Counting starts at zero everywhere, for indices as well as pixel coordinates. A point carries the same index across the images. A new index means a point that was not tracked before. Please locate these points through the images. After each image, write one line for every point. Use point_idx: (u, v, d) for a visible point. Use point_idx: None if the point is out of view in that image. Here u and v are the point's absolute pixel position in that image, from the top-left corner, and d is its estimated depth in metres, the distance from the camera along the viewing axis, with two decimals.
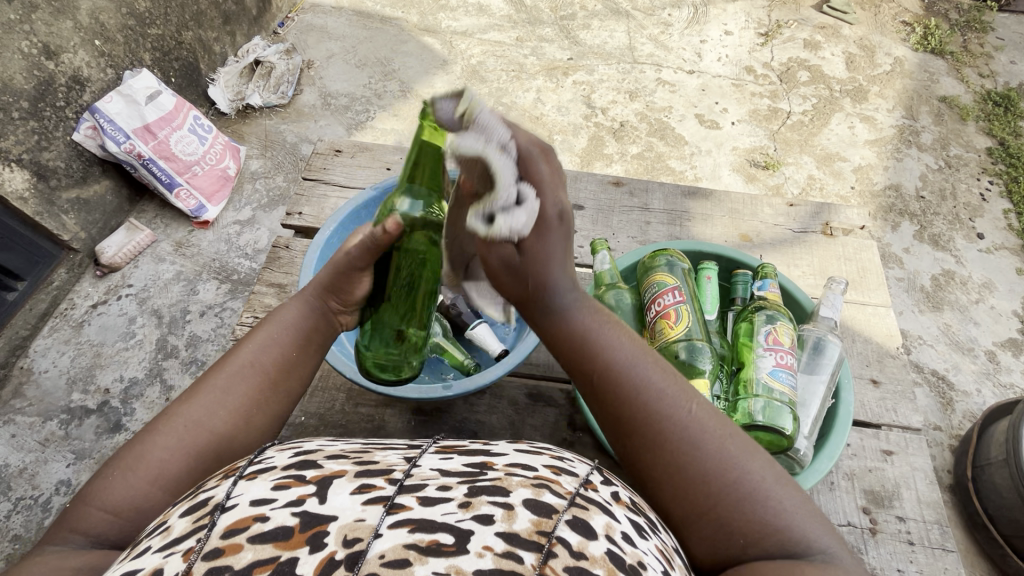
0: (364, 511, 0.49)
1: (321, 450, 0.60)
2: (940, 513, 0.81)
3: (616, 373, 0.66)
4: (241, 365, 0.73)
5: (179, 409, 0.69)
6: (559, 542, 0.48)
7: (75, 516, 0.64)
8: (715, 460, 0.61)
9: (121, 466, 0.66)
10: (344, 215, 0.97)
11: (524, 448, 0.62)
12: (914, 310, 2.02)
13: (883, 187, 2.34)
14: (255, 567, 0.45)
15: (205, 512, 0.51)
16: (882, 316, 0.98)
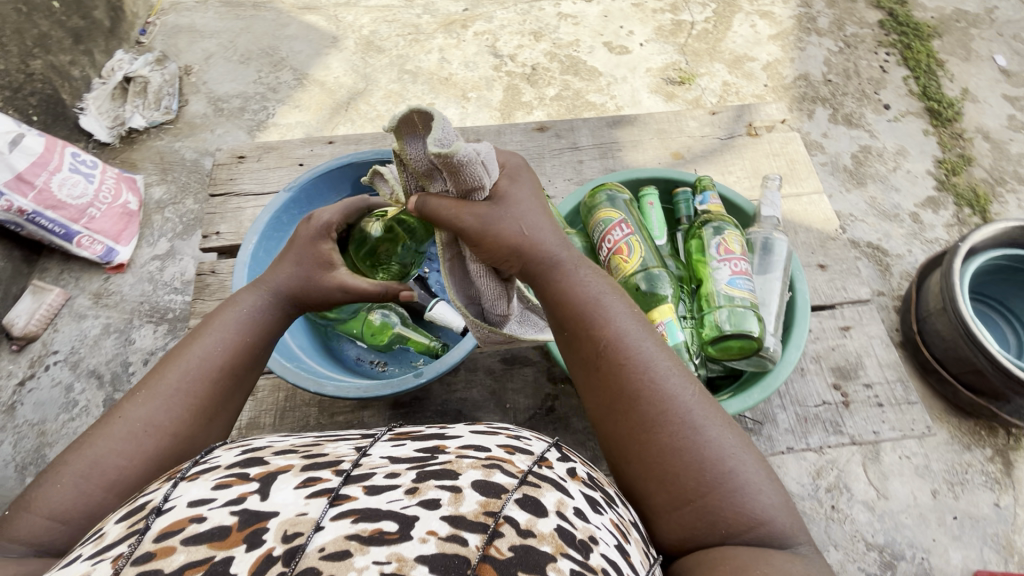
0: (306, 505, 0.47)
1: (269, 443, 0.57)
2: (900, 371, 0.86)
3: (623, 345, 0.68)
4: (196, 357, 0.72)
5: (132, 409, 0.66)
6: (505, 522, 0.48)
7: (12, 532, 0.58)
8: (715, 448, 0.62)
9: (70, 469, 0.61)
10: (265, 223, 0.89)
11: (482, 429, 0.61)
12: (842, 190, 2.13)
13: (793, 78, 2.41)
14: (185, 570, 0.42)
15: (139, 517, 0.48)
16: (817, 203, 1.01)
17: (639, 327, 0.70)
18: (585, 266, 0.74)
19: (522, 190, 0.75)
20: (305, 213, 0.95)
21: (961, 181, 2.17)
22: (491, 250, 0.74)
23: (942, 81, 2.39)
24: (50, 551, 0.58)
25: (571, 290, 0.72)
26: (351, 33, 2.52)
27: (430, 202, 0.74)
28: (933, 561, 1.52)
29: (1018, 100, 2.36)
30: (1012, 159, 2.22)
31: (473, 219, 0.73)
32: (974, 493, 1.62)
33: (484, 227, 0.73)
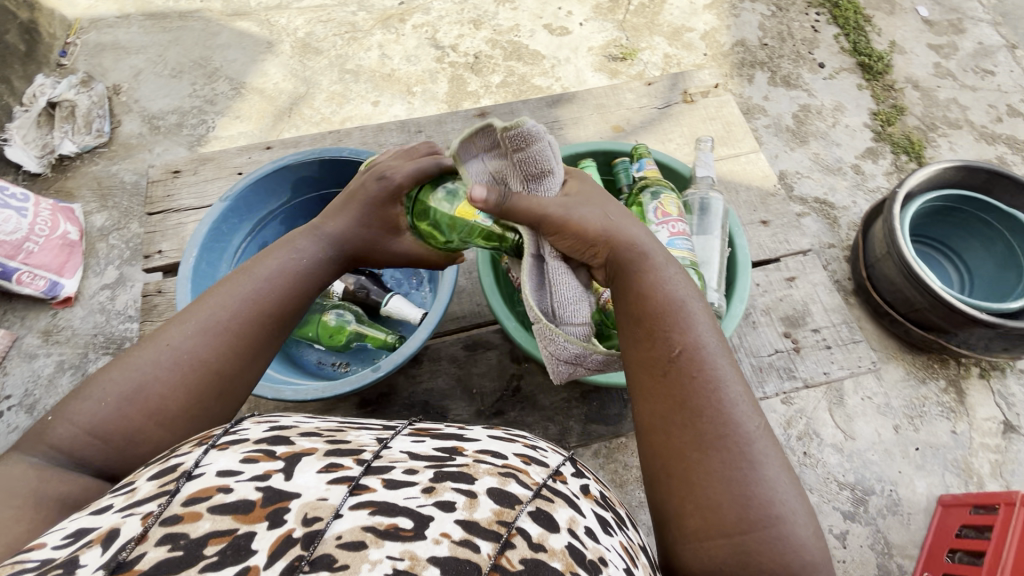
0: (328, 490, 0.52)
1: (298, 427, 0.63)
2: (844, 314, 0.90)
3: (699, 354, 0.71)
4: (242, 303, 0.78)
5: (181, 342, 0.74)
6: (518, 533, 0.53)
7: (59, 437, 0.68)
8: (766, 486, 0.65)
9: (115, 392, 0.69)
10: (204, 236, 0.84)
11: (498, 436, 0.68)
12: (786, 150, 2.19)
13: (731, 45, 2.46)
14: (210, 538, 0.47)
15: (171, 476, 0.53)
16: (755, 161, 1.04)
17: (716, 345, 0.73)
18: (674, 268, 0.77)
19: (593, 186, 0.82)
20: (245, 222, 0.91)
21: (896, 130, 2.26)
22: (568, 233, 0.77)
23: (870, 36, 2.48)
24: (89, 463, 0.68)
25: (653, 292, 0.75)
26: (285, 36, 2.46)
27: (520, 195, 0.78)
28: (901, 492, 1.60)
29: (942, 48, 2.46)
30: (941, 105, 2.32)
31: (555, 202, 0.78)
32: (933, 424, 1.71)
33: (567, 211, 0.77)
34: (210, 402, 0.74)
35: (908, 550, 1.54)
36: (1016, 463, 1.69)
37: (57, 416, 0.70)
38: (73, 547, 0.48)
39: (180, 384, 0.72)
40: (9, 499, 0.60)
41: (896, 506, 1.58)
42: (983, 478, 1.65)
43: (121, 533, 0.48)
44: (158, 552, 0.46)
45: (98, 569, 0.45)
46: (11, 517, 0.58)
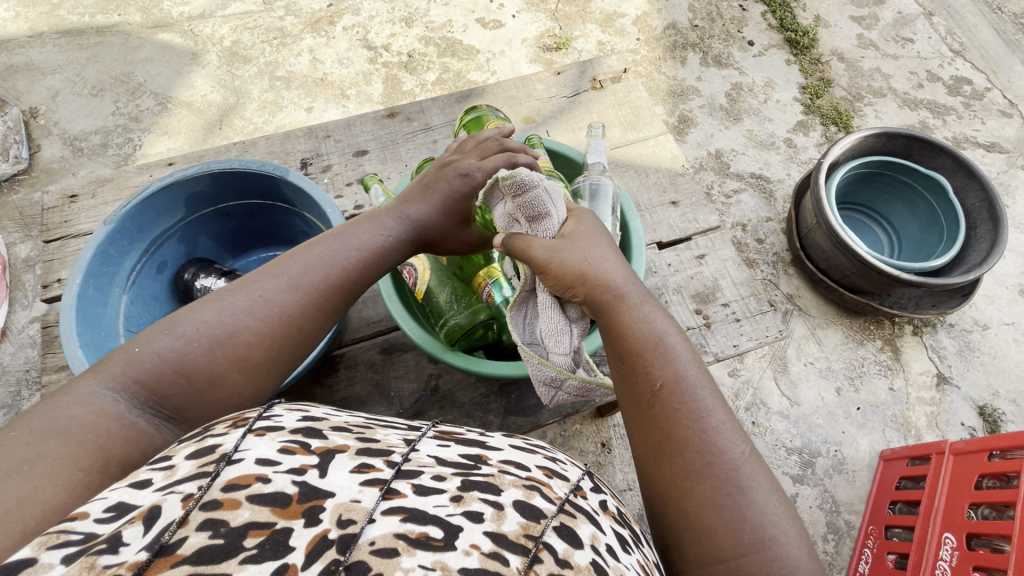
0: (361, 492, 0.50)
1: (327, 418, 0.59)
2: (753, 287, 0.93)
3: (679, 388, 0.73)
4: (329, 267, 0.79)
5: (270, 297, 0.74)
6: (545, 548, 0.51)
7: (140, 372, 0.66)
8: (757, 510, 0.65)
9: (208, 334, 0.70)
10: (89, 261, 0.79)
11: (519, 445, 0.66)
12: (721, 128, 2.24)
13: (663, 28, 2.48)
14: (249, 530, 0.45)
15: (212, 459, 0.50)
16: (663, 144, 1.06)
17: (698, 375, 0.74)
18: (652, 306, 0.78)
19: (591, 226, 0.82)
20: (137, 243, 0.87)
21: (825, 102, 2.33)
22: (557, 276, 0.78)
23: (796, 11, 2.54)
24: (165, 404, 0.66)
25: (632, 330, 0.76)
26: (211, 46, 2.38)
27: (519, 237, 0.82)
28: (845, 451, 1.66)
29: (864, 20, 2.53)
30: (866, 75, 2.40)
31: (542, 246, 0.79)
32: (872, 383, 1.78)
33: (552, 254, 0.78)
34: (287, 356, 0.76)
35: (854, 505, 1.60)
36: (951, 412, 1.77)
37: (143, 346, 0.68)
38: (118, 523, 0.45)
39: (267, 337, 0.73)
40: (77, 456, 0.57)
41: (841, 465, 1.64)
42: (921, 429, 1.73)
43: (160, 516, 0.45)
44: (200, 538, 0.44)
45: (140, 551, 0.42)
46: (73, 480, 0.55)
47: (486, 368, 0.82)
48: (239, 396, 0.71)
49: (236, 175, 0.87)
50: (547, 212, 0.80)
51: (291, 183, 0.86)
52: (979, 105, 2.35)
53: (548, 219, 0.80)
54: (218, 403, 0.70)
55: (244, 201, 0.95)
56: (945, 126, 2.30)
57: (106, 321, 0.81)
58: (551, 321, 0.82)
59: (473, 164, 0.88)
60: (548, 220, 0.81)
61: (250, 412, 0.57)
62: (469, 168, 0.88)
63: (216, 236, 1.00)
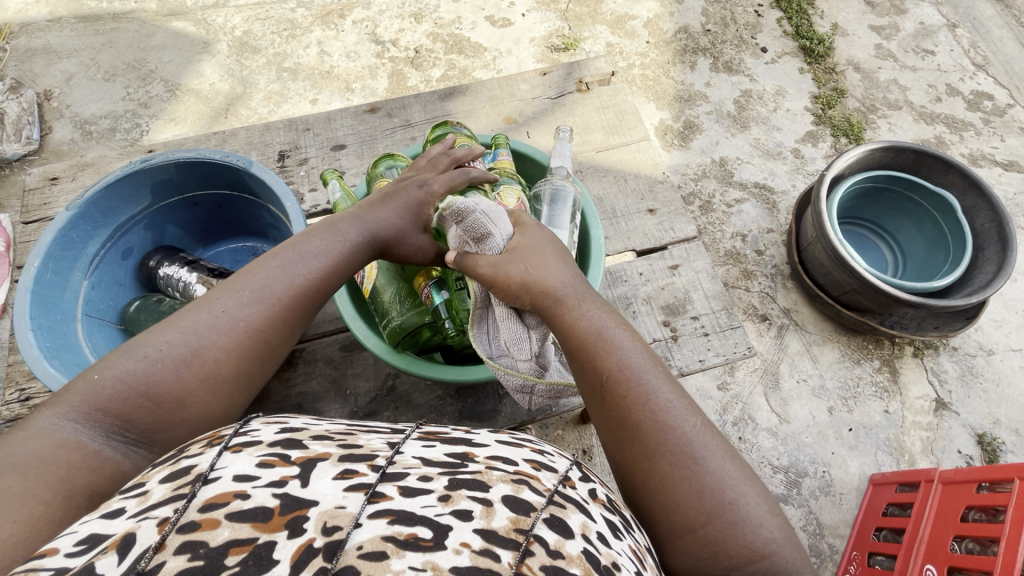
0: (346, 498, 0.49)
1: (307, 427, 0.59)
2: (724, 301, 0.90)
3: (625, 378, 0.70)
4: (294, 276, 0.76)
5: (233, 310, 0.71)
6: (536, 540, 0.50)
7: (102, 399, 0.62)
8: (715, 478, 0.64)
9: (171, 352, 0.65)
10: (49, 244, 0.80)
11: (504, 439, 0.65)
12: (727, 135, 2.19)
13: (674, 32, 2.44)
14: (230, 548, 0.44)
15: (186, 480, 0.48)
16: (645, 149, 1.03)
17: (642, 359, 0.72)
18: (590, 299, 0.76)
19: (534, 237, 0.80)
20: (102, 229, 0.88)
21: (837, 113, 2.26)
22: (505, 288, 0.78)
23: (813, 19, 2.48)
24: (132, 428, 0.62)
25: (575, 324, 0.74)
26: (222, 35, 2.41)
27: (469, 255, 0.81)
28: (834, 473, 1.61)
29: (883, 30, 2.46)
30: (881, 86, 2.33)
31: (487, 261, 0.78)
32: (867, 404, 1.72)
33: (496, 267, 0.78)
34: (258, 370, 0.72)
35: (839, 529, 1.55)
36: (948, 439, 1.71)
37: (102, 372, 0.63)
38: (89, 555, 0.43)
39: (235, 351, 0.69)
40: (36, 489, 0.53)
41: (828, 486, 1.60)
42: (915, 455, 1.67)
43: (135, 544, 0.43)
44: (179, 561, 0.42)
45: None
46: (34, 514, 0.51)
47: (434, 373, 0.81)
48: (210, 414, 0.67)
49: (201, 163, 0.88)
50: (486, 231, 0.78)
51: (254, 176, 0.87)
52: (999, 121, 2.27)
53: (492, 238, 0.78)
54: (188, 423, 0.65)
55: (210, 191, 0.95)
56: (962, 142, 2.22)
57: (61, 304, 0.82)
58: (510, 332, 0.81)
59: (429, 176, 0.89)
60: (493, 238, 0.79)
61: (227, 429, 0.56)
62: (420, 180, 0.88)
63: (185, 225, 1.01)
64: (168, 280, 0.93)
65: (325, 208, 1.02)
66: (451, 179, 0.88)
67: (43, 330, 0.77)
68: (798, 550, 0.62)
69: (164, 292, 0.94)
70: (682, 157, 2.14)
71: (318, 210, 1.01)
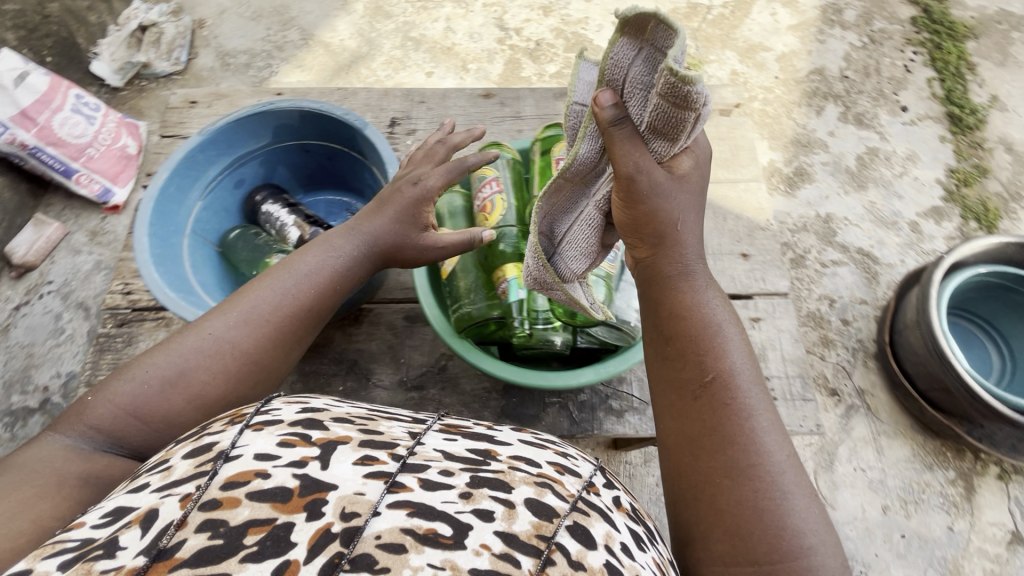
0: (364, 485, 0.51)
1: (327, 408, 0.61)
2: (802, 368, 0.84)
3: (732, 383, 0.68)
4: (281, 298, 0.78)
5: (218, 332, 0.74)
6: (558, 549, 0.51)
7: (98, 419, 0.68)
8: (798, 517, 0.60)
9: (157, 374, 0.70)
10: (179, 161, 0.87)
11: (529, 439, 0.65)
12: (839, 192, 2.04)
13: (807, 72, 2.30)
14: (249, 527, 0.46)
15: (208, 458, 0.52)
16: (753, 191, 0.98)
17: (750, 372, 0.70)
18: (716, 292, 0.74)
19: (697, 180, 0.76)
20: (224, 157, 0.95)
21: (972, 193, 2.05)
22: (639, 215, 0.73)
23: (970, 86, 2.25)
24: (124, 443, 0.68)
25: (691, 318, 0.72)
26: None
27: (630, 131, 0.68)
28: None
29: None
30: None
31: (653, 175, 0.70)
32: (928, 514, 1.56)
33: (655, 192, 0.71)
34: (246, 391, 0.74)
35: None
36: None
37: (99, 396, 0.70)
38: (112, 528, 0.48)
39: (220, 369, 0.72)
40: (35, 479, 0.61)
41: None
42: None
43: (158, 517, 0.47)
44: (200, 540, 0.45)
45: (137, 556, 0.44)
46: (32, 493, 0.59)
47: (490, 367, 0.81)
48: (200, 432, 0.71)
49: (322, 116, 0.91)
50: (677, 138, 0.70)
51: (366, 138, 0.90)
52: None
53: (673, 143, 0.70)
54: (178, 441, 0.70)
55: (325, 143, 0.99)
56: None
57: (176, 216, 0.89)
58: (576, 239, 0.81)
59: (430, 173, 0.88)
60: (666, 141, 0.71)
61: (247, 407, 0.59)
62: (418, 179, 0.88)
63: (294, 169, 1.06)
64: (268, 216, 0.97)
65: None
66: (447, 172, 0.88)
67: (157, 237, 0.84)
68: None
69: (262, 227, 0.99)
70: (784, 204, 2.02)
71: None
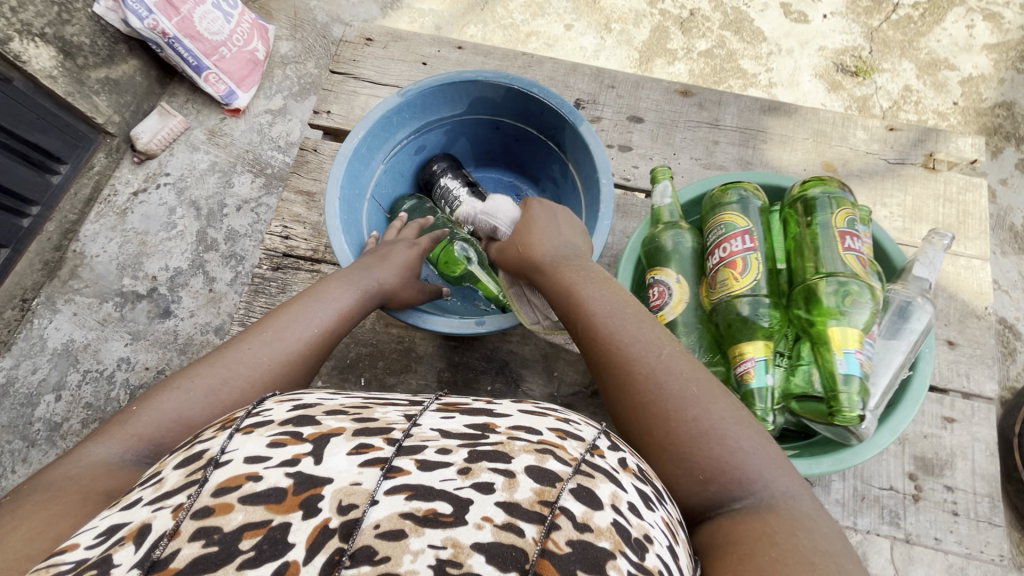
0: (361, 475, 0.38)
1: (323, 402, 0.47)
2: (993, 487, 0.76)
3: (598, 321, 0.57)
4: (309, 326, 0.63)
5: (252, 342, 0.59)
6: (562, 513, 0.37)
7: (139, 425, 0.52)
8: (679, 398, 0.50)
9: (203, 381, 0.55)
10: (376, 120, 0.76)
11: (528, 407, 0.48)
12: (995, 251, 1.82)
13: (993, 104, 2.00)
14: (244, 532, 0.35)
15: (199, 465, 0.39)
16: (975, 270, 0.86)
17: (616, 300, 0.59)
18: (572, 256, 0.66)
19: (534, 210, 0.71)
20: (414, 120, 0.83)
21: None
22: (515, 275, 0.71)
23: None
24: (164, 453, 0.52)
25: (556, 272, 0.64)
26: None
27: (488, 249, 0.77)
28: None
29: None
30: None
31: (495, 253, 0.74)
32: None
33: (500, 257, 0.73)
34: None
35: None
36: None
37: (145, 404, 0.54)
38: (104, 546, 0.36)
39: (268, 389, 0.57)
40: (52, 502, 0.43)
41: None
42: None
43: (151, 531, 0.36)
44: (194, 549, 0.34)
45: (131, 570, 0.33)
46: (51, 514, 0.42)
47: None
48: None
49: (535, 100, 0.79)
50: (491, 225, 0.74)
51: (577, 134, 0.77)
52: None
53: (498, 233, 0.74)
54: None
55: (519, 124, 0.86)
56: None
57: (362, 180, 0.80)
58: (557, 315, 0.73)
59: (407, 237, 0.80)
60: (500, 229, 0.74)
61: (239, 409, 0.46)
62: (408, 240, 0.79)
63: (474, 142, 0.92)
64: (445, 193, 0.86)
65: (638, 189, 0.93)
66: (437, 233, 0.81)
67: (344, 202, 0.76)
68: (832, 534, 0.43)
69: (435, 203, 0.89)
70: None
71: (630, 190, 0.92)
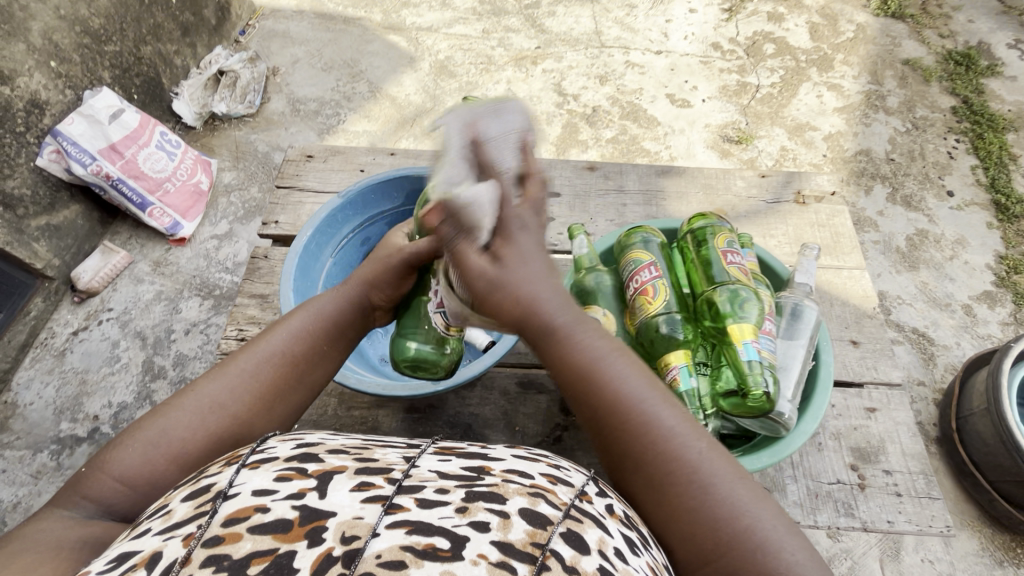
0: (363, 509, 0.42)
1: (324, 441, 0.51)
2: (924, 464, 0.83)
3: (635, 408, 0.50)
4: (263, 360, 0.63)
5: (195, 388, 0.60)
6: (552, 555, 0.41)
7: (92, 485, 0.55)
8: (729, 501, 0.48)
9: (143, 434, 0.57)
10: (322, 218, 0.87)
11: (520, 453, 0.53)
12: (891, 271, 2.06)
13: (854, 152, 2.35)
14: (252, 559, 0.38)
15: (208, 498, 0.43)
16: (857, 279, 1.00)
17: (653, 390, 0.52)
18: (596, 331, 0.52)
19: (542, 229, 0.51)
20: (357, 216, 0.93)
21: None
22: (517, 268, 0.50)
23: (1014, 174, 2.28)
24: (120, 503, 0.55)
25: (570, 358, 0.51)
26: (427, 55, 2.47)
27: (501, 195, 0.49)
28: None
29: None
30: None
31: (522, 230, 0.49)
32: None
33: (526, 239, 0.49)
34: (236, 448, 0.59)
35: None
36: None
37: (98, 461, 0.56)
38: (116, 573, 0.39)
39: (213, 431, 0.58)
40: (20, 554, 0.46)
41: None
42: None
43: (163, 558, 0.39)
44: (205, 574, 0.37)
45: None
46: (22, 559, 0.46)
47: None
48: None
49: None
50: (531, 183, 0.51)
51: None
52: None
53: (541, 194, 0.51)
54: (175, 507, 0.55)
55: None
56: None
57: (315, 274, 0.87)
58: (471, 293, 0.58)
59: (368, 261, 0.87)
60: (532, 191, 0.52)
61: (243, 449, 0.51)
62: None
63: None
64: None
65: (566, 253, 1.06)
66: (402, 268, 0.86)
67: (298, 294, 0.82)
68: None
69: None
70: None
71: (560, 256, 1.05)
